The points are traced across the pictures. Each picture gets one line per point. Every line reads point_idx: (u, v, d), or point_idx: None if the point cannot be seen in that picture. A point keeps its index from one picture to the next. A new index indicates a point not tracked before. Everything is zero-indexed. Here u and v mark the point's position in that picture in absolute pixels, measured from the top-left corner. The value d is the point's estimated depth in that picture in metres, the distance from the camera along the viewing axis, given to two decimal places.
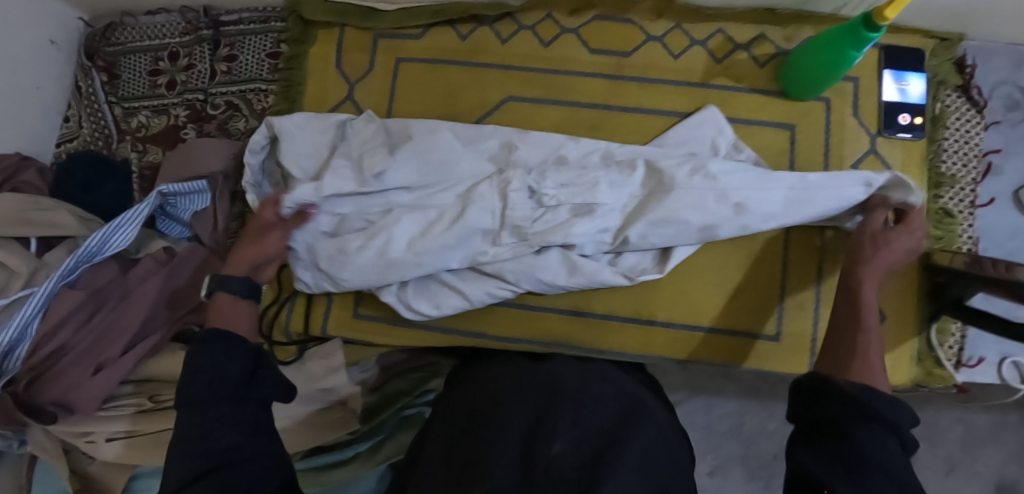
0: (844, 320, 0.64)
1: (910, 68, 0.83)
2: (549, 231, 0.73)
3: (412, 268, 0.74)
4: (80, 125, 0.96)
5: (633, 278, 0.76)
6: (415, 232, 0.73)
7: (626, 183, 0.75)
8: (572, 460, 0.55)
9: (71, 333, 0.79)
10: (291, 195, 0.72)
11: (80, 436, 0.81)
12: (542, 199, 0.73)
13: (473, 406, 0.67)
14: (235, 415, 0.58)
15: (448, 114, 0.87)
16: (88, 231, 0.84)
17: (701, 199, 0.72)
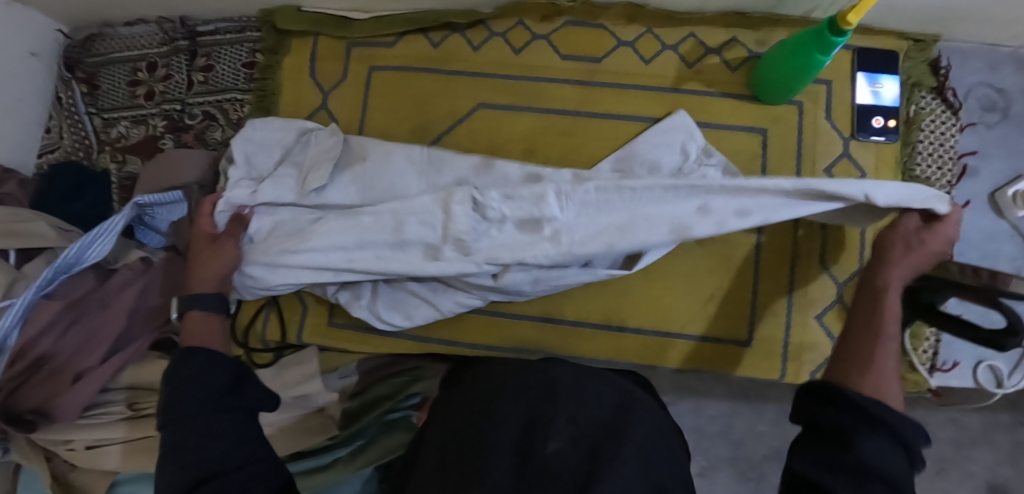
0: (863, 325, 0.61)
1: (884, 71, 0.83)
2: (493, 246, 0.72)
3: (340, 272, 0.75)
4: (61, 136, 0.96)
5: (600, 274, 0.75)
6: (338, 237, 0.74)
7: (581, 191, 0.72)
8: (569, 459, 0.55)
9: (52, 343, 0.79)
10: (228, 195, 0.76)
11: (61, 443, 0.82)
12: (485, 211, 0.72)
13: (470, 402, 0.66)
14: (211, 426, 0.60)
15: (420, 122, 0.87)
16: (67, 242, 0.85)
17: (662, 207, 0.71)
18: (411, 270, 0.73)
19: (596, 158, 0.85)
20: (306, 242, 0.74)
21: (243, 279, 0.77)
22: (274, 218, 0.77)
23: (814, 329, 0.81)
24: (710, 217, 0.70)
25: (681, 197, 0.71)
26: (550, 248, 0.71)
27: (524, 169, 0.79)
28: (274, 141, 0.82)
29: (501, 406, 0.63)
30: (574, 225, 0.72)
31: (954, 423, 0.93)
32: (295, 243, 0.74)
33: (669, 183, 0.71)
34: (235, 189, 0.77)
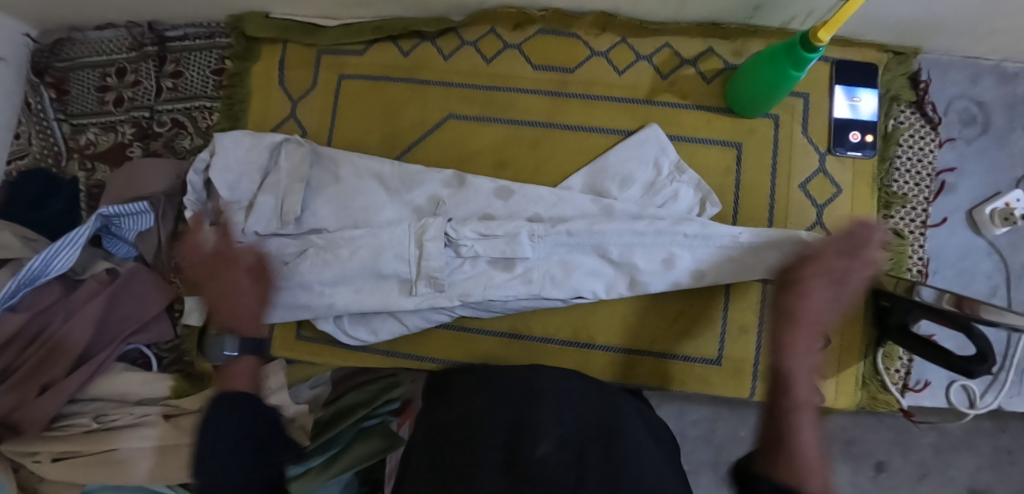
0: (773, 397, 0.60)
1: (862, 84, 0.81)
2: (466, 283, 0.76)
3: (323, 307, 0.77)
4: (30, 142, 0.95)
5: (567, 300, 0.78)
6: (320, 276, 0.76)
7: (553, 233, 0.76)
8: (557, 458, 0.56)
9: (14, 355, 0.80)
10: (220, 234, 0.78)
11: (27, 455, 0.81)
12: (459, 249, 0.76)
13: (456, 404, 0.66)
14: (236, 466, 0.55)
15: (387, 132, 0.86)
16: (32, 252, 0.84)
17: (627, 255, 0.76)
18: (387, 306, 0.76)
19: (566, 172, 0.83)
20: (293, 279, 0.77)
21: None
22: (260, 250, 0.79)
23: None
24: (673, 271, 0.76)
25: (649, 246, 0.76)
26: (522, 287, 0.76)
27: (495, 182, 0.81)
28: (249, 161, 0.80)
29: (489, 408, 0.63)
30: (546, 264, 0.77)
31: (937, 430, 0.89)
32: (280, 283, 0.77)
33: (628, 231, 0.75)
34: (227, 227, 0.78)
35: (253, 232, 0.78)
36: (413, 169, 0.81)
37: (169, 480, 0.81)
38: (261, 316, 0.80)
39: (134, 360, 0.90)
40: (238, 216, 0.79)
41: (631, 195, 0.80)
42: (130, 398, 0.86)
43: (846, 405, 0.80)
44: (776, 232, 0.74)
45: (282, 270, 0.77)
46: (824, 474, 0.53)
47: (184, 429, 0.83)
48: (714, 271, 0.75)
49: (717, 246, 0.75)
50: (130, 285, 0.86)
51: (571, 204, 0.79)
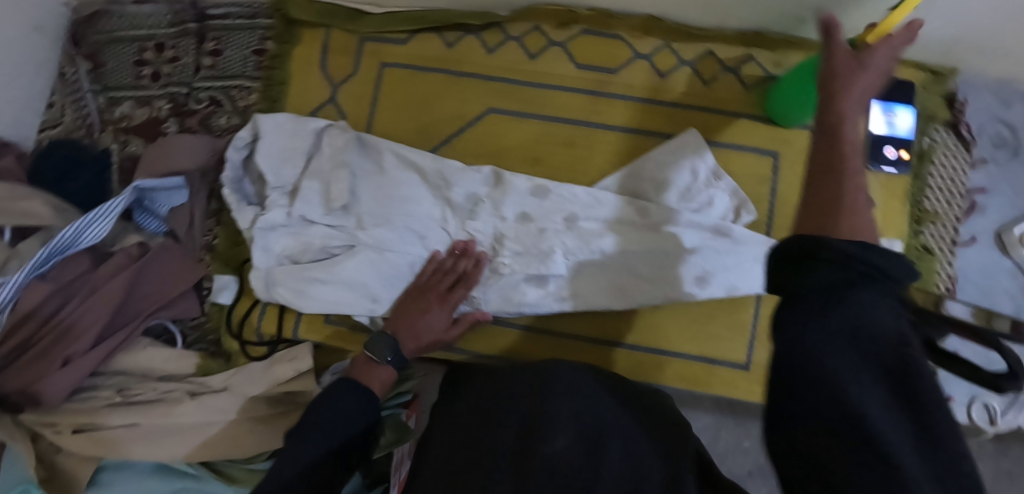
0: (824, 170, 0.48)
1: (900, 101, 0.81)
2: (503, 299, 0.78)
3: (365, 303, 0.79)
4: (63, 113, 0.94)
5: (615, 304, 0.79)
6: (369, 281, 0.78)
7: (587, 251, 0.78)
8: (573, 457, 0.55)
9: (39, 324, 0.79)
10: (264, 216, 0.78)
11: (47, 426, 0.80)
12: (498, 266, 0.78)
13: (469, 402, 0.65)
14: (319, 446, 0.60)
15: (424, 121, 0.85)
16: (63, 222, 0.84)
17: (663, 268, 0.77)
18: None
19: (604, 172, 0.83)
20: (337, 276, 0.78)
21: (272, 296, 0.80)
22: (303, 239, 0.80)
23: None
24: (708, 288, 0.77)
25: (682, 264, 0.78)
26: (554, 305, 0.78)
27: (532, 181, 0.81)
28: (294, 147, 0.82)
29: (503, 405, 0.62)
30: (577, 279, 0.78)
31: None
32: (325, 277, 0.78)
33: (654, 249, 0.77)
34: (272, 209, 0.79)
35: (297, 217, 0.79)
36: (453, 165, 0.81)
37: (192, 459, 0.80)
38: (298, 305, 0.79)
39: (158, 336, 0.89)
40: (281, 198, 0.80)
41: (668, 200, 0.80)
42: (153, 374, 0.85)
43: None
44: None
45: (326, 265, 0.78)
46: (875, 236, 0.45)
47: (207, 407, 0.82)
48: (749, 285, 0.78)
49: (750, 261, 0.78)
50: (158, 260, 0.85)
51: (605, 214, 0.79)
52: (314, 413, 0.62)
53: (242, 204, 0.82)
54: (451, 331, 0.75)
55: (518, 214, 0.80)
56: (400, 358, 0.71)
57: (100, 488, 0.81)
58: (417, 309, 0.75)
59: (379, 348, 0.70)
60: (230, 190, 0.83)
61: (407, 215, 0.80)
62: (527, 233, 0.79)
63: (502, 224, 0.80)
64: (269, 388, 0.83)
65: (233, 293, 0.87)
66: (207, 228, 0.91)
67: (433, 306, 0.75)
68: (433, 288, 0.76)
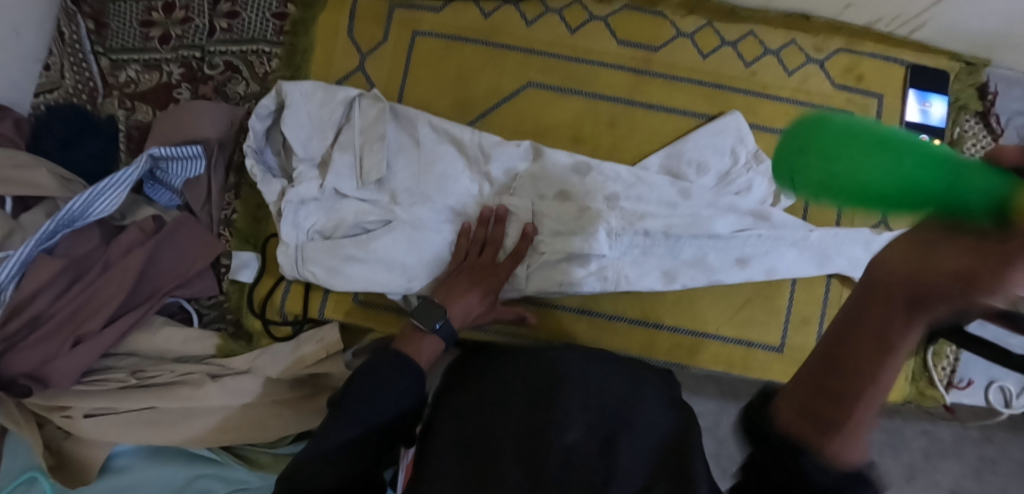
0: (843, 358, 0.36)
1: (934, 90, 0.83)
2: (543, 277, 0.76)
3: (401, 281, 0.76)
4: (62, 75, 0.88)
5: (668, 283, 0.77)
6: (408, 258, 0.76)
7: (631, 232, 0.76)
8: (588, 448, 0.51)
9: (48, 301, 0.74)
10: (295, 189, 0.74)
11: (57, 410, 0.76)
12: (538, 245, 0.75)
13: (475, 390, 0.60)
14: (358, 411, 0.57)
15: (459, 95, 0.82)
16: (68, 193, 0.79)
17: (704, 252, 0.77)
18: None
19: (644, 152, 0.82)
20: (373, 254, 0.75)
21: (301, 273, 0.76)
22: (335, 214, 0.76)
23: None
24: (749, 269, 0.77)
25: (722, 250, 0.77)
26: (597, 285, 0.76)
27: (572, 157, 0.79)
28: (323, 117, 0.78)
29: (512, 396, 0.57)
30: (619, 262, 0.76)
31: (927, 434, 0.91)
32: (360, 254, 0.75)
33: (695, 232, 0.76)
34: (303, 182, 0.75)
35: (329, 191, 0.76)
36: (492, 138, 0.79)
37: (215, 443, 0.77)
38: (329, 283, 0.76)
39: (173, 314, 0.84)
40: (311, 171, 0.76)
41: (705, 182, 0.80)
42: (169, 356, 0.81)
43: (895, 397, 0.83)
44: (842, 229, 0.78)
45: (362, 241, 0.75)
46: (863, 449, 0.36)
47: (229, 390, 0.78)
48: (787, 269, 0.78)
49: (789, 244, 0.77)
50: (176, 235, 0.80)
51: (647, 196, 0.78)
52: (353, 377, 0.60)
53: (268, 176, 0.78)
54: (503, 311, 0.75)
55: (558, 191, 0.78)
56: (446, 330, 0.68)
57: (114, 474, 0.77)
58: (461, 280, 0.73)
59: (429, 315, 0.67)
60: (252, 160, 0.78)
61: (445, 192, 0.78)
62: (568, 211, 0.77)
63: (541, 202, 0.78)
64: (294, 371, 0.80)
65: (254, 272, 0.83)
66: (226, 202, 0.85)
67: (490, 283, 0.73)
68: (486, 265, 0.74)
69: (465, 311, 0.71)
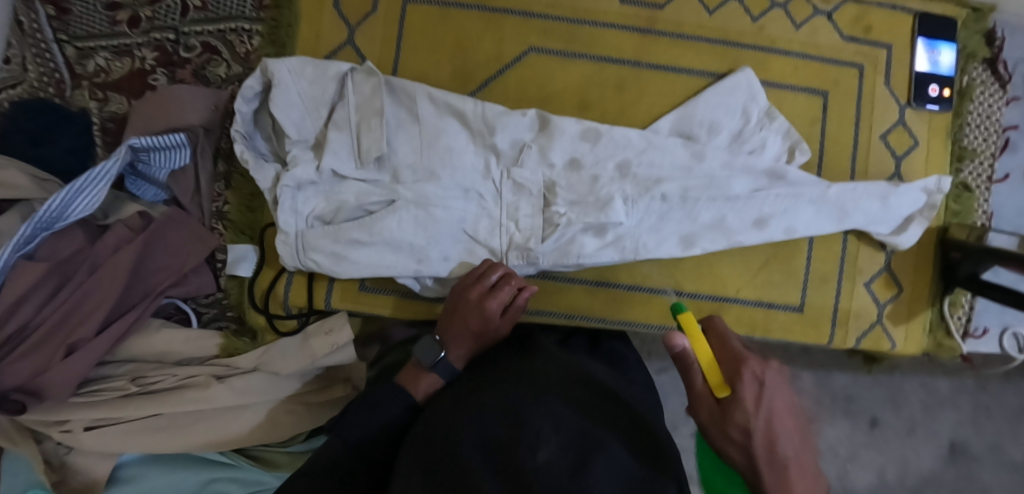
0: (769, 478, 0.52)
1: (942, 38, 0.81)
2: (559, 251, 0.74)
3: (411, 265, 0.73)
4: (24, 68, 0.81)
5: (685, 248, 0.75)
6: (415, 239, 0.72)
7: (647, 198, 0.74)
8: (558, 468, 0.52)
9: (35, 309, 0.70)
10: (291, 173, 0.70)
11: (54, 425, 0.72)
12: (553, 216, 0.74)
13: (452, 404, 0.63)
14: (352, 420, 0.65)
15: (458, 65, 0.78)
16: (44, 194, 0.74)
17: (721, 215, 0.75)
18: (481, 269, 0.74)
19: (655, 114, 0.79)
20: (379, 236, 0.72)
21: (303, 262, 0.72)
22: (335, 197, 0.72)
23: (862, 297, 0.81)
24: (768, 229, 0.75)
25: (740, 210, 0.75)
26: (616, 255, 0.74)
27: (581, 123, 0.76)
28: (314, 95, 0.73)
29: (485, 411, 0.59)
30: (636, 230, 0.74)
31: (925, 389, 1.09)
32: (365, 237, 0.72)
33: (710, 194, 0.75)
34: (298, 165, 0.71)
35: (327, 172, 0.72)
36: (496, 108, 0.75)
37: (226, 447, 0.74)
38: (334, 271, 0.72)
39: (169, 316, 0.80)
40: (306, 154, 0.72)
41: (719, 142, 0.78)
42: (169, 359, 0.77)
43: (914, 350, 0.83)
44: (859, 184, 0.77)
45: (366, 224, 0.71)
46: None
47: (237, 391, 0.75)
48: (806, 227, 0.76)
49: (808, 201, 0.76)
50: (166, 231, 0.75)
51: (662, 164, 0.76)
52: (354, 400, 0.67)
53: (260, 161, 0.73)
54: (506, 325, 0.72)
55: (568, 160, 0.76)
56: (447, 365, 0.70)
57: (122, 484, 0.73)
58: (454, 309, 0.71)
59: (429, 350, 0.69)
60: (241, 145, 0.73)
61: (450, 169, 0.74)
62: (580, 183, 0.75)
63: (551, 173, 0.75)
64: (306, 365, 0.76)
65: (252, 264, 0.78)
66: (216, 193, 0.80)
67: (478, 313, 0.70)
68: (473, 300, 0.70)
69: (458, 345, 0.71)
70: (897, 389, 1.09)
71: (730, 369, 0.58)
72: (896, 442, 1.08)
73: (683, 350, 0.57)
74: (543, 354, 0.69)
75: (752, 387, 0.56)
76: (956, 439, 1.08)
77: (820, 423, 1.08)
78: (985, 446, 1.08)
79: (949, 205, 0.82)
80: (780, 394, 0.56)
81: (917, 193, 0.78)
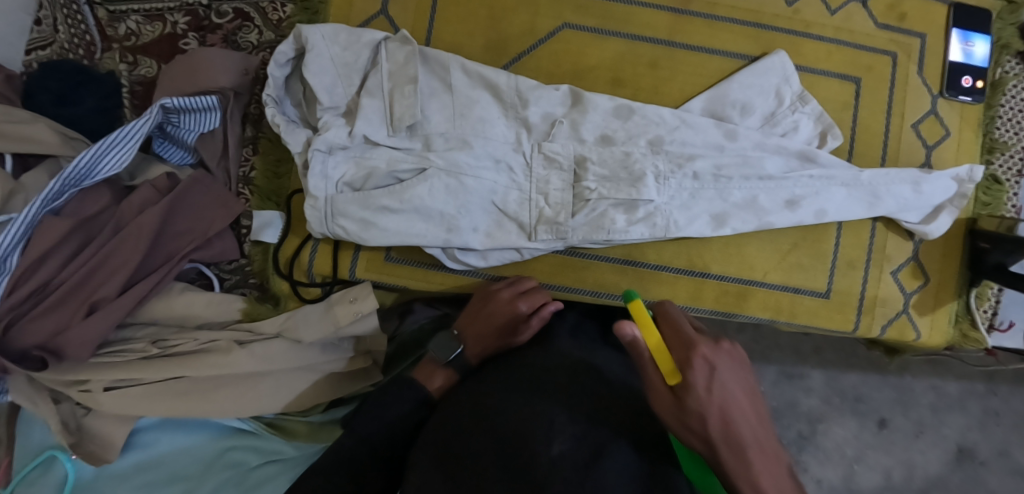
0: (726, 456, 0.49)
1: (976, 30, 0.81)
2: (588, 226, 0.73)
3: (439, 234, 0.72)
4: (54, 28, 0.80)
5: (717, 228, 0.75)
6: (445, 208, 0.72)
7: (679, 175, 0.74)
8: (572, 460, 0.54)
9: (58, 266, 0.69)
10: (323, 136, 0.70)
11: (74, 385, 0.71)
12: (583, 191, 0.74)
13: (466, 395, 0.64)
14: (372, 409, 0.65)
15: (493, 38, 0.78)
16: (71, 152, 0.73)
17: (753, 197, 0.75)
18: (509, 243, 0.74)
19: (687, 94, 0.79)
20: (409, 203, 0.71)
21: (331, 229, 0.71)
22: (366, 163, 0.72)
23: (888, 285, 0.81)
24: (799, 211, 0.75)
25: (773, 190, 0.75)
26: (646, 231, 0.73)
27: (613, 100, 0.76)
28: (347, 62, 0.73)
29: (492, 410, 0.60)
30: (668, 207, 0.74)
31: (936, 390, 1.09)
32: (395, 204, 0.71)
33: (741, 174, 0.75)
34: (331, 129, 0.71)
35: (359, 138, 0.71)
36: (529, 82, 0.76)
37: (247, 413, 0.74)
38: (362, 237, 0.72)
39: (193, 281, 0.80)
40: (338, 119, 0.72)
41: (751, 123, 0.78)
42: (190, 323, 0.76)
43: (939, 342, 0.83)
44: (890, 170, 0.77)
45: (396, 190, 0.71)
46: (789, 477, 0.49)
47: (260, 357, 0.74)
48: (836, 210, 0.76)
49: (840, 184, 0.76)
50: (191, 193, 0.74)
51: (694, 143, 0.76)
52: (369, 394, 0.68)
53: (291, 125, 0.73)
54: (530, 332, 0.73)
55: (599, 136, 0.76)
56: (463, 359, 0.73)
57: (143, 449, 0.74)
58: (481, 306, 0.75)
59: (445, 346, 0.72)
60: (272, 108, 0.72)
61: (481, 140, 0.74)
62: (611, 159, 0.74)
63: (582, 147, 0.75)
64: (329, 332, 0.76)
65: (278, 230, 0.78)
66: (244, 158, 0.80)
67: (502, 313, 0.73)
68: (502, 299, 0.74)
69: (476, 340, 0.74)
70: (907, 390, 1.09)
71: (681, 353, 0.53)
72: (905, 443, 1.08)
73: (632, 340, 0.55)
74: (555, 349, 0.70)
75: (704, 372, 0.51)
76: (965, 443, 1.07)
77: (829, 422, 1.07)
78: (994, 450, 1.07)
79: (979, 197, 0.82)
80: (732, 373, 0.52)
81: (947, 181, 0.77)
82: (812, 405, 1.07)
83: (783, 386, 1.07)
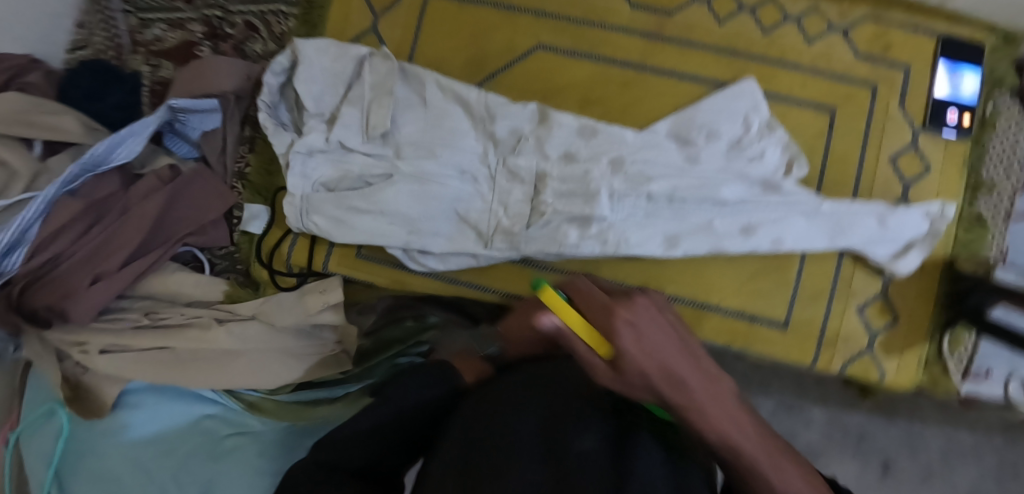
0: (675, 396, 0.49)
1: (967, 63, 0.79)
2: (542, 238, 0.76)
3: (400, 237, 0.78)
4: (93, 33, 0.91)
5: (668, 249, 0.76)
6: (408, 213, 0.77)
7: (635, 195, 0.76)
8: (602, 456, 0.53)
9: (71, 239, 0.77)
10: (303, 139, 0.76)
11: (75, 345, 0.80)
12: (540, 205, 0.77)
13: (487, 389, 0.61)
14: (410, 383, 0.62)
15: (474, 55, 0.83)
16: (92, 141, 0.82)
17: (707, 222, 0.76)
18: (465, 250, 0.78)
19: (656, 116, 0.81)
20: (378, 206, 0.77)
21: (305, 223, 0.77)
22: (342, 166, 0.78)
23: (853, 320, 0.79)
24: (754, 238, 0.75)
25: (729, 216, 0.76)
26: (597, 247, 0.76)
27: (579, 119, 0.79)
28: (333, 73, 0.79)
29: (515, 404, 0.58)
30: (622, 225, 0.76)
31: (946, 437, 1.04)
32: (364, 205, 0.77)
33: (698, 198, 0.75)
34: (311, 134, 0.77)
35: (335, 142, 0.77)
36: (499, 98, 0.79)
37: (219, 386, 0.80)
38: (332, 233, 0.78)
39: (187, 263, 0.89)
40: (320, 124, 0.78)
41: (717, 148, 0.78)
42: (181, 300, 0.85)
43: (908, 383, 0.80)
44: (854, 202, 0.76)
45: (367, 193, 0.76)
46: (728, 405, 0.51)
47: (236, 335, 0.81)
48: (797, 239, 0.76)
49: (801, 213, 0.75)
50: (190, 184, 0.83)
51: (656, 164, 0.77)
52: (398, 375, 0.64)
53: (279, 129, 0.80)
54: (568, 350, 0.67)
55: (563, 153, 0.78)
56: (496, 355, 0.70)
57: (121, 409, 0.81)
58: None
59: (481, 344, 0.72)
60: (264, 112, 0.80)
61: (450, 150, 0.78)
62: (573, 174, 0.77)
63: (546, 163, 0.78)
64: (301, 320, 0.82)
65: (263, 222, 0.85)
66: (239, 155, 0.89)
67: None
68: None
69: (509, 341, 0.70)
70: (915, 433, 1.04)
71: (603, 320, 0.51)
72: (909, 489, 1.03)
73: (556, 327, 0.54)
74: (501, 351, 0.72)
75: (631, 334, 0.50)
76: None
77: (829, 457, 1.04)
78: None
79: (961, 236, 0.79)
80: (655, 322, 0.51)
81: (919, 218, 0.76)
82: (811, 440, 1.04)
83: (781, 418, 1.04)
